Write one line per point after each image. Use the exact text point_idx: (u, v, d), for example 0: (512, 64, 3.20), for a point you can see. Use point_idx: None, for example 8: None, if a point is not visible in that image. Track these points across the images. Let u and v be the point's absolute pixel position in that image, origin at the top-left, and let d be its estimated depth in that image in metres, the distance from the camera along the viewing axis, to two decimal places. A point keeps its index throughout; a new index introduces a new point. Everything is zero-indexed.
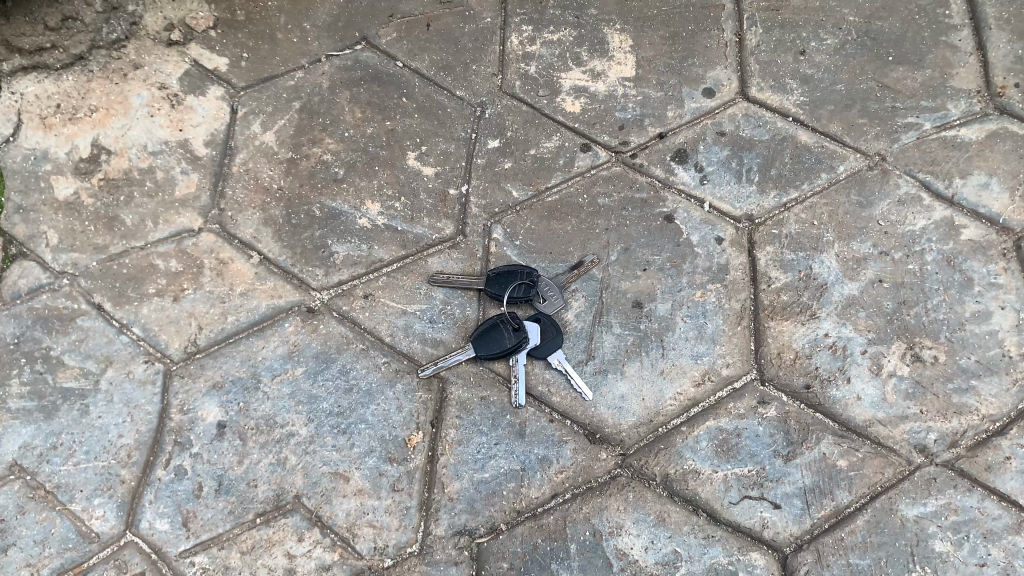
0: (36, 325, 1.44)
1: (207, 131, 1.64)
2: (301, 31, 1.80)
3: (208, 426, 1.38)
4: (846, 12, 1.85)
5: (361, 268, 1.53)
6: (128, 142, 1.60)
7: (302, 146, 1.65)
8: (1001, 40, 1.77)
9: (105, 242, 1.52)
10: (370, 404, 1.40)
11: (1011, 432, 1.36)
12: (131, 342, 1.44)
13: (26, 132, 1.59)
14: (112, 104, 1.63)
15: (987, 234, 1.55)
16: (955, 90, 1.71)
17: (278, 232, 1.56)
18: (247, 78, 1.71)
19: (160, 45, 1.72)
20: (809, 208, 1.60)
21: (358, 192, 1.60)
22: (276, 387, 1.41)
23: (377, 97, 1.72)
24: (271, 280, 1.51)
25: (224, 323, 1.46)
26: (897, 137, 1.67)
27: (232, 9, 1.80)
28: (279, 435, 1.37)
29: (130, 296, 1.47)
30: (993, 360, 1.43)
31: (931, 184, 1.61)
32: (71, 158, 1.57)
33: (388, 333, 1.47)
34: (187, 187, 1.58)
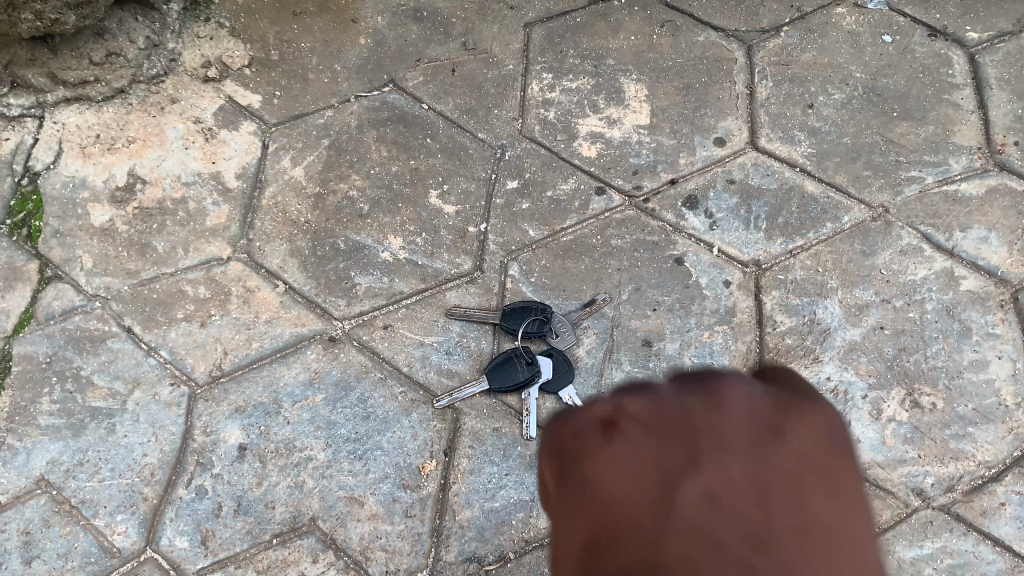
0: (67, 345, 1.49)
1: (238, 164, 1.70)
2: (332, 71, 1.84)
3: (229, 447, 1.43)
4: (854, 69, 1.91)
5: (382, 299, 1.58)
6: (162, 172, 1.67)
7: (329, 181, 1.70)
8: (1002, 100, 1.84)
9: (137, 268, 1.58)
10: (386, 431, 1.45)
11: (1006, 479, 1.43)
12: (158, 365, 1.49)
13: (66, 160, 1.65)
14: (149, 135, 1.70)
15: (985, 286, 1.62)
16: (957, 146, 1.78)
17: (304, 262, 1.61)
18: (279, 115, 1.77)
19: (196, 81, 1.78)
20: (814, 256, 1.66)
21: (381, 227, 1.66)
22: (296, 413, 1.46)
23: (402, 137, 1.77)
24: (295, 309, 1.56)
25: (249, 349, 1.52)
26: (900, 190, 1.74)
27: (267, 48, 1.85)
28: (297, 458, 1.42)
29: (159, 320, 1.53)
30: (990, 409, 1.50)
31: (933, 236, 1.67)
32: (108, 187, 1.64)
33: (406, 363, 1.52)
34: (218, 218, 1.64)
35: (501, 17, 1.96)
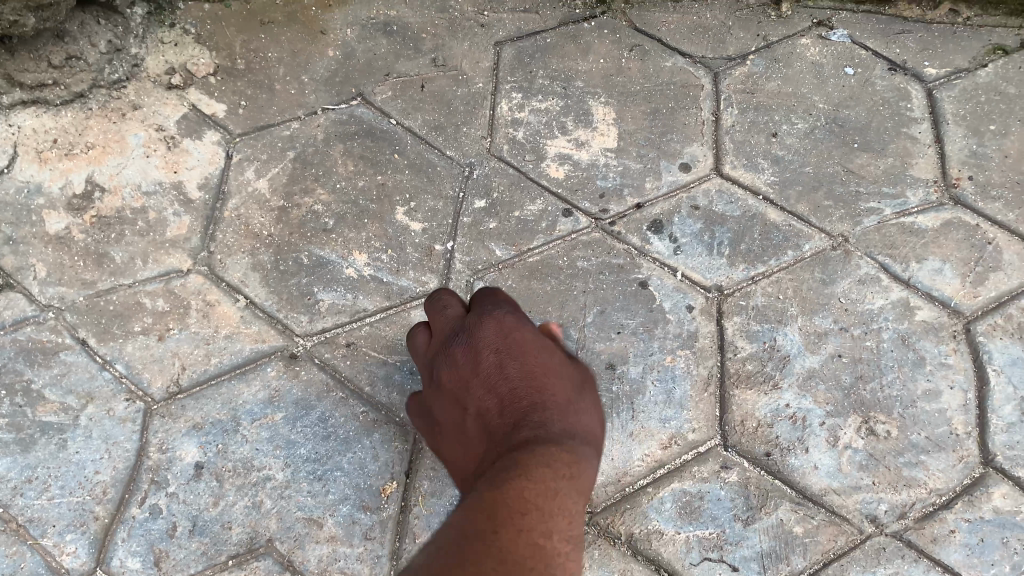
0: (18, 356, 1.45)
1: (201, 175, 1.67)
2: (299, 83, 1.81)
3: (185, 466, 1.40)
4: (817, 99, 1.94)
5: (345, 316, 1.56)
6: (122, 181, 1.63)
7: (294, 195, 1.67)
8: (957, 135, 1.89)
9: (93, 278, 1.53)
10: (347, 452, 1.44)
11: (956, 506, 1.48)
12: (113, 379, 1.45)
13: (21, 165, 1.61)
14: (109, 142, 1.66)
15: (939, 316, 1.66)
16: (914, 179, 1.83)
17: (266, 277, 1.58)
18: (244, 125, 1.74)
19: (159, 88, 1.75)
20: (775, 283, 1.69)
21: (347, 243, 1.64)
22: (255, 431, 1.44)
23: (370, 152, 1.75)
24: (256, 325, 1.53)
25: (207, 365, 1.48)
26: (859, 221, 1.77)
27: (233, 57, 1.82)
28: (255, 478, 1.40)
29: (114, 333, 1.49)
30: (942, 437, 1.54)
31: (890, 267, 1.72)
32: (64, 194, 1.60)
33: (368, 382, 1.50)
34: (179, 229, 1.60)
35: (472, 35, 1.95)
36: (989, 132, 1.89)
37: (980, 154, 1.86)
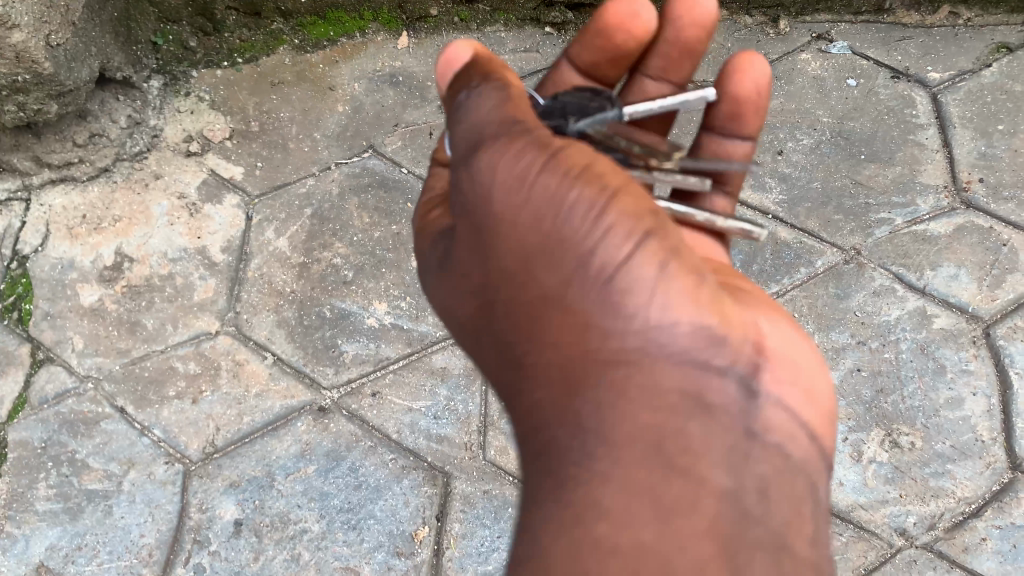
0: (61, 429, 1.52)
1: (224, 238, 1.73)
2: (312, 140, 1.88)
3: (225, 523, 1.45)
4: (821, 113, 1.96)
5: (369, 365, 1.61)
6: (149, 250, 1.71)
7: (313, 251, 1.73)
8: (965, 138, 1.89)
9: (127, 346, 1.61)
10: (378, 500, 1.48)
11: (985, 514, 1.48)
12: (152, 444, 1.52)
13: (54, 243, 1.70)
14: (134, 213, 1.75)
15: (958, 323, 1.66)
16: (924, 186, 1.83)
17: (291, 333, 1.64)
18: (262, 186, 1.81)
19: (179, 156, 1.83)
20: (790, 301, 1.70)
21: (366, 293, 1.68)
22: (290, 485, 1.49)
23: (384, 203, 1.80)
24: (284, 380, 1.59)
25: (240, 424, 1.54)
26: (871, 232, 1.78)
27: (247, 120, 1.89)
28: (293, 531, 1.45)
29: (151, 399, 1.56)
30: (966, 445, 1.54)
31: (905, 276, 1.72)
32: (96, 267, 1.68)
33: (396, 430, 1.54)
34: (206, 292, 1.67)
35: None
36: (997, 132, 1.90)
37: (989, 155, 1.86)
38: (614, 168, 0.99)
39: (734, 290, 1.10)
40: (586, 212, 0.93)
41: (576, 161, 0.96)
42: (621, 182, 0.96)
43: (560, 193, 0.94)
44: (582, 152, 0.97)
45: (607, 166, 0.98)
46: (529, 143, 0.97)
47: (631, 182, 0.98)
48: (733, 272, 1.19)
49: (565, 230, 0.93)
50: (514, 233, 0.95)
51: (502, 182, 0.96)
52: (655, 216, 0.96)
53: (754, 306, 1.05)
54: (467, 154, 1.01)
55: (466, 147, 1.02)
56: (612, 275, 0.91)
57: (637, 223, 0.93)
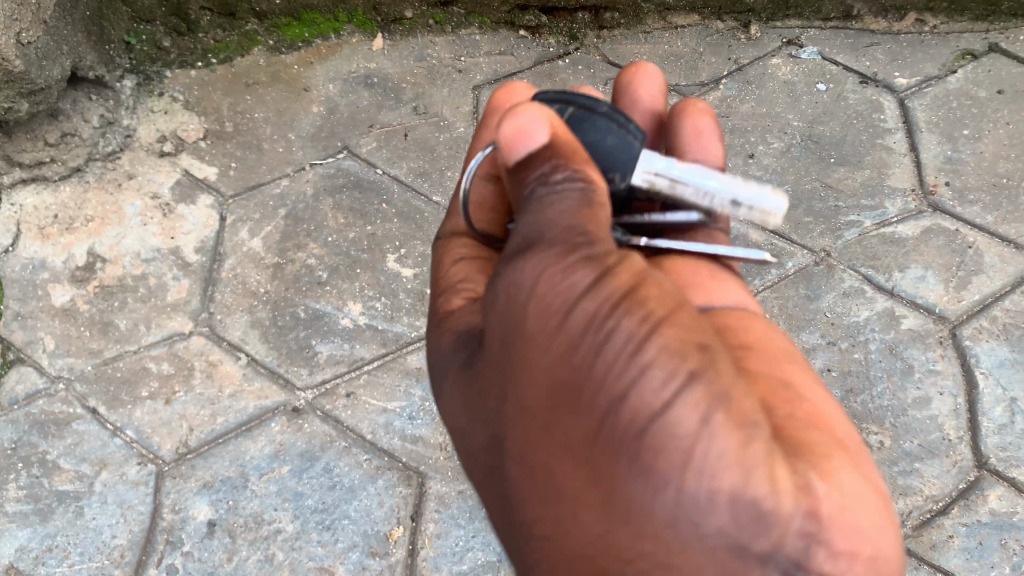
0: (32, 430, 1.51)
1: (196, 238, 1.73)
2: (287, 141, 1.88)
3: (198, 524, 1.44)
4: (792, 117, 1.99)
5: (344, 366, 1.61)
6: (121, 250, 1.70)
7: (287, 251, 1.73)
8: (931, 142, 1.93)
9: (99, 346, 1.60)
10: (352, 500, 1.48)
11: (953, 511, 1.49)
12: (125, 445, 1.51)
13: (25, 242, 1.69)
14: (107, 213, 1.74)
15: (925, 323, 1.69)
16: (892, 189, 1.87)
17: (264, 333, 1.63)
18: (236, 187, 1.80)
19: (152, 156, 1.83)
20: (762, 302, 1.72)
21: (341, 294, 1.68)
22: (263, 485, 1.48)
23: (358, 204, 1.80)
24: (258, 381, 1.58)
25: (214, 424, 1.53)
26: (840, 235, 1.81)
27: (221, 121, 1.89)
28: (266, 531, 1.44)
29: (123, 399, 1.55)
30: (934, 443, 1.56)
31: (873, 277, 1.75)
32: (67, 267, 1.67)
33: (370, 430, 1.54)
34: (178, 293, 1.66)
35: (450, 81, 2.01)
36: (963, 136, 1.94)
37: (955, 160, 1.90)
38: (661, 285, 0.84)
39: (791, 403, 0.85)
40: (623, 346, 0.76)
41: (624, 278, 0.82)
42: (668, 309, 0.80)
43: (598, 319, 0.79)
44: (635, 266, 0.85)
45: (654, 287, 0.83)
46: (575, 260, 0.83)
47: (683, 309, 0.82)
48: (763, 339, 0.94)
49: (596, 364, 0.77)
50: (542, 361, 0.80)
51: (540, 293, 0.82)
52: (704, 352, 0.77)
53: (807, 424, 0.82)
54: (512, 253, 0.88)
55: (520, 242, 0.88)
56: (645, 429, 0.73)
57: (683, 362, 0.75)
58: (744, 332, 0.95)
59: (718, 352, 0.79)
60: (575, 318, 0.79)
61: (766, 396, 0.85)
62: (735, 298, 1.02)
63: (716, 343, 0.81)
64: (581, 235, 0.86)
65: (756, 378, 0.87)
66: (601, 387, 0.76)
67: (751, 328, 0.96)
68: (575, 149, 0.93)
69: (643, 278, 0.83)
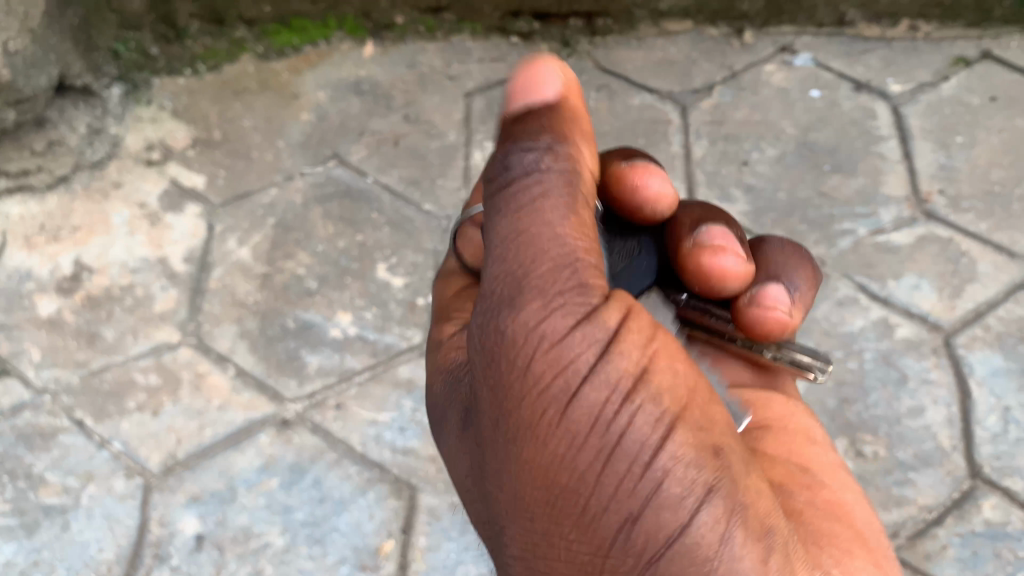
0: (18, 442, 1.49)
1: (184, 248, 1.71)
2: (276, 149, 1.86)
3: (187, 538, 1.43)
4: (785, 124, 1.98)
5: (333, 377, 1.59)
6: (109, 260, 1.69)
7: (277, 260, 1.71)
8: (925, 150, 1.92)
9: (86, 357, 1.58)
10: (342, 513, 1.46)
11: (948, 522, 1.48)
12: (111, 457, 1.49)
13: (11, 252, 1.68)
14: (94, 222, 1.72)
15: (920, 332, 1.68)
16: (886, 197, 1.86)
17: (253, 344, 1.62)
18: (225, 195, 1.79)
19: (140, 164, 1.81)
20: None
21: (330, 304, 1.67)
22: (252, 498, 1.47)
23: (349, 212, 1.78)
24: (247, 393, 1.56)
25: (202, 436, 1.52)
26: (835, 243, 1.80)
27: (209, 128, 1.88)
28: (255, 545, 1.43)
29: (110, 411, 1.53)
30: (929, 453, 1.55)
31: (868, 286, 1.74)
32: (54, 277, 1.66)
33: (360, 442, 1.52)
34: (166, 303, 1.65)
35: (441, 88, 1.99)
36: (956, 144, 1.93)
37: (949, 167, 1.89)
38: (674, 359, 0.80)
39: (810, 491, 1.02)
40: (637, 455, 0.74)
41: (632, 362, 0.76)
42: (683, 403, 0.78)
43: (606, 414, 0.74)
44: (639, 327, 0.78)
45: (668, 371, 0.78)
46: (577, 332, 0.75)
47: (694, 394, 0.80)
48: (785, 417, 1.15)
49: (610, 472, 0.74)
50: (544, 460, 0.75)
51: (526, 354, 0.74)
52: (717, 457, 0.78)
53: (823, 514, 0.98)
54: (484, 287, 0.77)
55: (499, 287, 0.76)
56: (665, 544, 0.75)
57: (701, 477, 0.76)
58: (769, 410, 1.16)
59: (729, 450, 0.80)
60: (576, 411, 0.74)
61: (788, 480, 1.02)
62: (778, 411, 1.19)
63: (728, 433, 0.81)
64: (586, 296, 0.76)
65: (778, 464, 1.05)
66: (613, 495, 0.74)
67: (771, 406, 1.17)
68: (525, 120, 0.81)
69: (652, 358, 0.78)
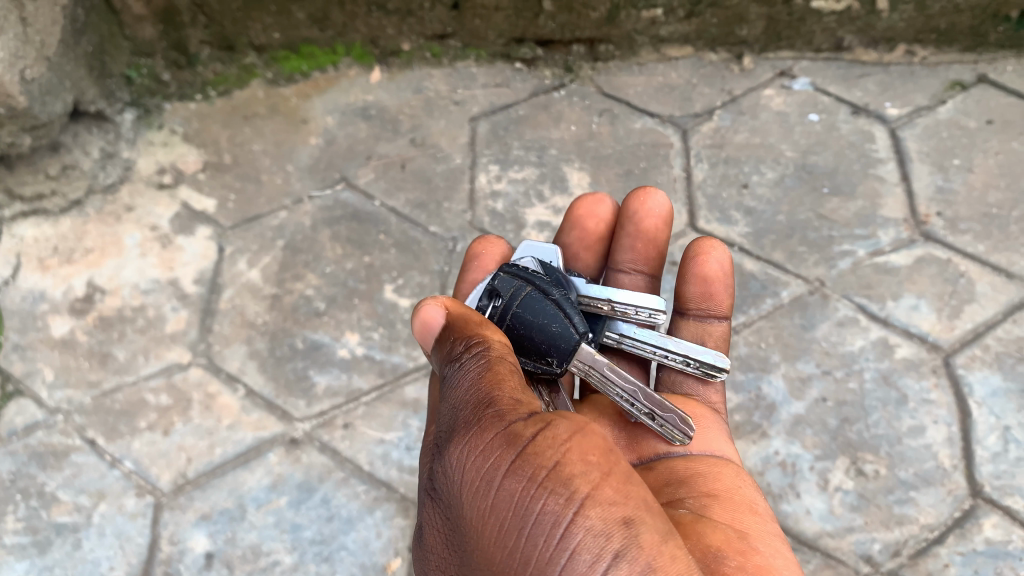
0: (30, 461, 1.52)
1: (195, 269, 1.74)
2: (285, 173, 1.90)
3: (196, 556, 1.44)
4: (785, 148, 2.01)
5: (341, 397, 1.61)
6: (121, 281, 1.72)
7: (285, 281, 1.74)
8: (923, 172, 1.96)
9: (98, 377, 1.61)
10: (350, 531, 1.47)
11: (949, 540, 1.49)
12: (122, 476, 1.51)
13: (25, 274, 1.71)
14: (106, 245, 1.76)
15: (919, 352, 1.70)
16: (884, 219, 1.89)
17: (262, 364, 1.64)
18: (235, 218, 1.82)
19: (151, 188, 1.85)
20: (757, 331, 1.73)
21: (338, 324, 1.69)
22: (261, 516, 1.48)
23: (356, 234, 1.81)
24: (256, 412, 1.59)
25: (212, 455, 1.54)
26: (835, 264, 1.82)
27: (220, 152, 1.92)
28: (264, 563, 1.44)
29: (121, 431, 1.55)
30: (929, 472, 1.57)
31: (867, 306, 1.76)
32: (67, 298, 1.69)
33: (367, 461, 1.54)
34: (177, 324, 1.68)
35: (447, 113, 2.03)
36: (953, 166, 1.96)
37: (946, 190, 1.92)
38: (589, 451, 0.88)
39: (742, 555, 0.93)
40: (549, 531, 0.83)
41: (544, 459, 0.87)
42: (593, 484, 0.85)
43: (522, 502, 0.85)
44: (552, 430, 0.90)
45: (578, 461, 0.87)
46: (493, 447, 0.90)
47: (608, 477, 0.87)
48: (731, 490, 1.09)
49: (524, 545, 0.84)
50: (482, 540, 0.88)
51: (467, 480, 0.90)
52: (628, 527, 0.82)
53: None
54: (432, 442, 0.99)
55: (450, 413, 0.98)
56: None
57: (607, 543, 0.81)
58: (714, 481, 1.10)
59: (647, 522, 0.84)
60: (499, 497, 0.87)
61: (724, 545, 0.93)
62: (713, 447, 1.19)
63: (649, 511, 0.86)
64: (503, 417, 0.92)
65: (715, 528, 0.97)
66: (533, 571, 0.83)
67: (720, 479, 1.11)
68: (470, 316, 1.04)
69: (563, 451, 0.88)
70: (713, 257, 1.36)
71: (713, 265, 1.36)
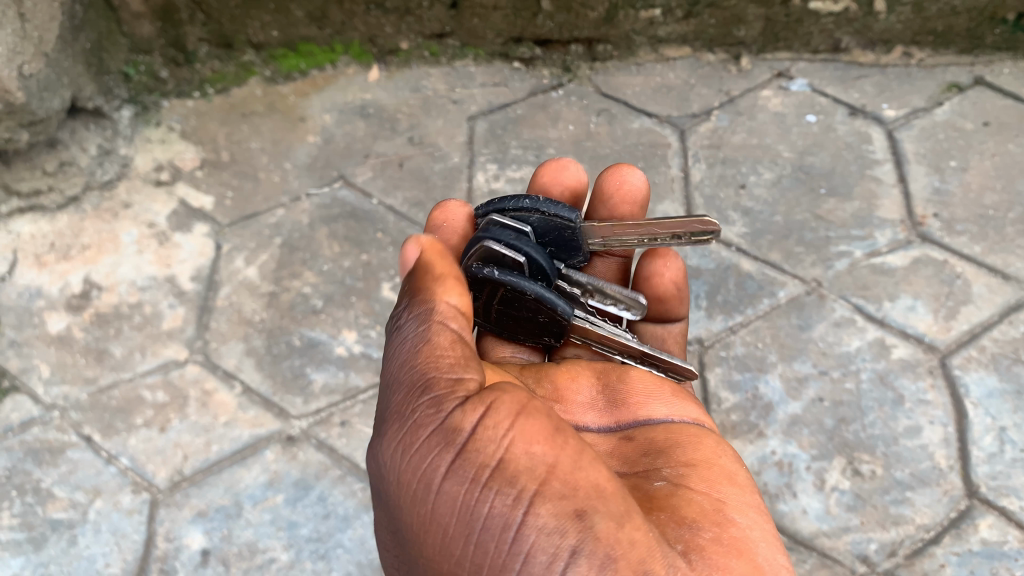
0: (26, 457, 1.51)
1: (192, 267, 1.74)
2: (282, 170, 1.90)
3: (192, 553, 1.44)
4: (782, 148, 2.02)
5: (338, 395, 1.61)
6: (117, 278, 1.72)
7: (282, 279, 1.74)
8: (920, 174, 1.96)
9: (94, 374, 1.60)
10: (346, 529, 1.47)
11: (944, 540, 1.50)
12: (119, 473, 1.50)
13: (21, 270, 1.71)
14: (103, 242, 1.76)
15: (915, 353, 1.70)
16: (881, 220, 1.89)
17: (259, 361, 1.64)
18: (232, 215, 1.82)
19: (149, 185, 1.85)
20: (753, 331, 1.73)
21: (336, 322, 1.69)
22: (257, 514, 1.48)
23: (354, 233, 1.81)
24: (253, 410, 1.58)
25: (208, 452, 1.53)
26: (831, 264, 1.83)
27: (218, 150, 1.92)
28: (260, 560, 1.43)
29: (118, 427, 1.55)
30: (925, 472, 1.57)
31: (864, 307, 1.77)
32: (63, 295, 1.69)
33: (364, 459, 1.54)
34: (174, 321, 1.67)
35: (445, 112, 2.03)
36: (950, 168, 1.97)
37: (942, 192, 1.93)
38: (534, 439, 0.86)
39: (718, 527, 0.91)
40: (500, 535, 0.82)
41: (486, 456, 0.85)
42: (540, 480, 0.84)
43: (466, 506, 0.84)
44: (491, 420, 0.87)
45: (522, 453, 0.85)
46: (433, 448, 0.87)
47: (555, 467, 0.85)
48: (712, 460, 1.05)
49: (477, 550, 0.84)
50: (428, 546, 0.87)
51: (406, 481, 0.88)
52: (581, 520, 0.82)
53: (726, 550, 0.88)
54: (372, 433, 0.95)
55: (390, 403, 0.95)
56: None
57: (561, 542, 0.81)
58: (692, 451, 1.07)
59: (601, 508, 0.83)
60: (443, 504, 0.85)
61: (700, 516, 0.92)
62: (691, 413, 1.18)
63: (601, 492, 0.84)
64: (439, 412, 0.89)
65: (690, 501, 0.95)
66: (488, 575, 0.84)
67: (700, 448, 1.07)
68: (435, 269, 0.98)
69: (506, 446, 0.85)
70: (668, 271, 1.35)
71: (669, 284, 1.35)
